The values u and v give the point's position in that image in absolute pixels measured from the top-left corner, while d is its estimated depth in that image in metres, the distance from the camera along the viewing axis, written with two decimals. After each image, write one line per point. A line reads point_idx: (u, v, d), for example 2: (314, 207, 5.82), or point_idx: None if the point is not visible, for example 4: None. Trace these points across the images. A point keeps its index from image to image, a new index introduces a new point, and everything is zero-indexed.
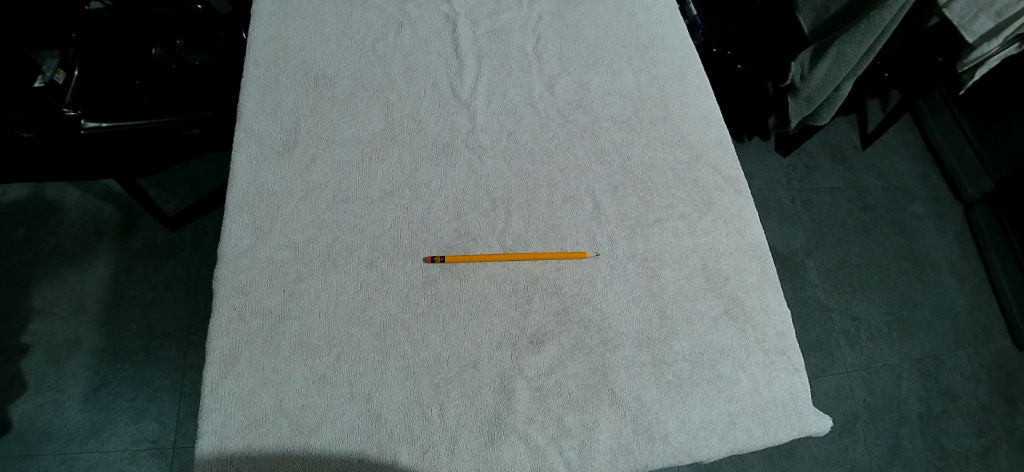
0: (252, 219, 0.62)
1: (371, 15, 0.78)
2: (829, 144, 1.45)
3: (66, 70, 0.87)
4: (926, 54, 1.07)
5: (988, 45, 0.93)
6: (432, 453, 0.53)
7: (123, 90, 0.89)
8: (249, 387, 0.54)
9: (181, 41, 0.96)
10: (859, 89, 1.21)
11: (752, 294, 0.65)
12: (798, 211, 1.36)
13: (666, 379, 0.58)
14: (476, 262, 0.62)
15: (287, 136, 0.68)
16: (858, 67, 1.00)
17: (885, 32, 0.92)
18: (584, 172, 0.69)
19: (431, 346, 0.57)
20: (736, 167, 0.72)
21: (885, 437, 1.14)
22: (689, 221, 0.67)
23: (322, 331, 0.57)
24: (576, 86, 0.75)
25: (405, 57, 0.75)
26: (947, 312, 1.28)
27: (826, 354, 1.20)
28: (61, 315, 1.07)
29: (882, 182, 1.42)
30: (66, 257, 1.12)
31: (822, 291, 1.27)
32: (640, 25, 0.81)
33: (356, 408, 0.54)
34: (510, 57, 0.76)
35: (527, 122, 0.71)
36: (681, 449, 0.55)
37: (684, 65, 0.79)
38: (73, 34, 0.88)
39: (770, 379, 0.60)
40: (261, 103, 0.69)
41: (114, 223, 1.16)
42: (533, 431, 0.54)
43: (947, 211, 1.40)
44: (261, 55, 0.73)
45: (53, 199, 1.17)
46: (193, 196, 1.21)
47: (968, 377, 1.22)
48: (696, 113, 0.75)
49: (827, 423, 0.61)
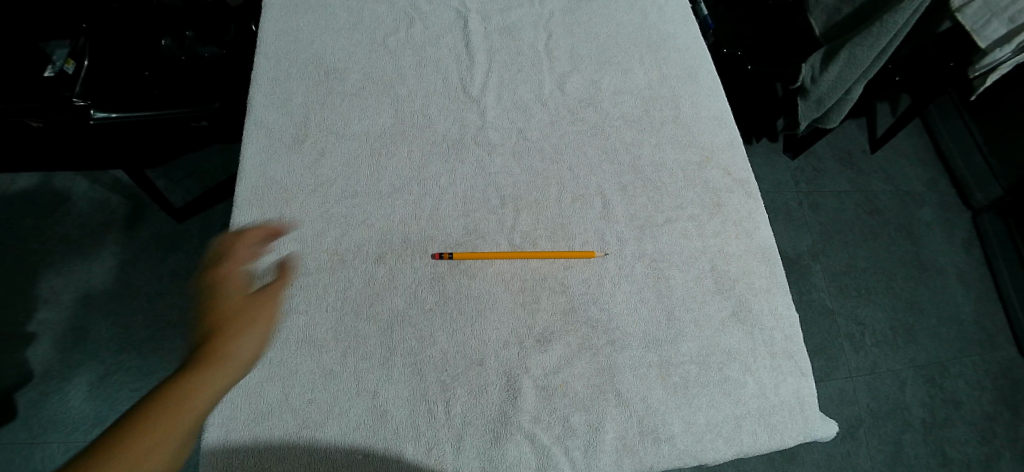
0: (261, 213, 0.62)
1: (382, 8, 0.77)
2: (838, 147, 1.44)
3: (76, 60, 0.86)
4: (938, 58, 1.06)
5: (1000, 51, 0.91)
6: (438, 450, 0.53)
7: (132, 82, 0.90)
8: (256, 380, 0.54)
9: (191, 32, 0.96)
10: (870, 93, 1.20)
11: (760, 297, 0.64)
12: (805, 214, 1.35)
13: (673, 381, 0.58)
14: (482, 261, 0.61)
15: (297, 129, 0.68)
16: (868, 69, 0.98)
17: (898, 35, 0.90)
18: (593, 171, 0.68)
19: (438, 344, 0.57)
20: (747, 169, 0.72)
21: (888, 443, 1.13)
22: (698, 222, 0.67)
23: (329, 326, 0.57)
24: (587, 84, 0.74)
25: (416, 52, 0.74)
26: (953, 318, 1.27)
27: (831, 358, 1.20)
28: (68, 304, 1.08)
29: (891, 187, 1.41)
30: (73, 246, 1.13)
31: (827, 294, 1.26)
32: (652, 24, 0.81)
33: (362, 404, 0.54)
34: (521, 54, 0.76)
35: (537, 120, 0.71)
36: (685, 451, 0.55)
37: (696, 64, 0.78)
38: (83, 24, 0.87)
39: (778, 383, 0.60)
40: (272, 95, 0.69)
41: (122, 214, 1.17)
42: (539, 430, 0.54)
43: (955, 217, 1.39)
44: (271, 48, 0.73)
45: (62, 189, 1.18)
46: (199, 188, 1.21)
47: (973, 384, 1.21)
48: (707, 113, 0.74)
49: (834, 429, 0.60)
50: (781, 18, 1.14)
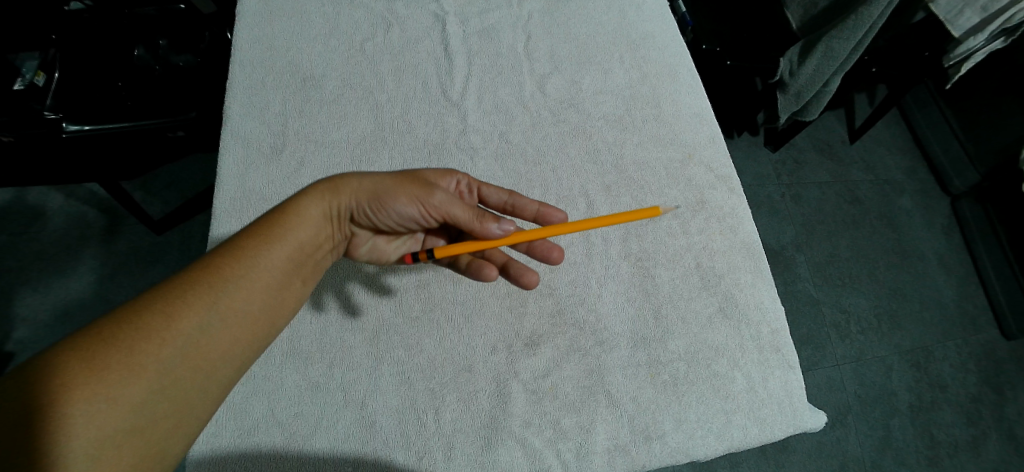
0: (241, 225, 0.61)
1: (358, 14, 0.76)
2: (819, 139, 1.46)
3: (46, 71, 0.83)
4: (912, 49, 1.07)
5: (974, 40, 0.91)
6: (429, 458, 0.52)
7: (106, 93, 0.85)
8: (242, 396, 0.54)
9: (164, 41, 0.92)
10: (847, 84, 1.21)
11: (745, 292, 0.64)
12: (788, 206, 1.37)
13: (662, 379, 0.58)
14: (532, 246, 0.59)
15: (275, 139, 0.67)
16: (846, 62, 1.00)
17: (874, 27, 0.91)
18: (577, 172, 0.69)
19: (425, 352, 0.57)
20: (728, 164, 0.72)
21: (876, 428, 1.15)
22: (682, 220, 0.67)
23: (314, 337, 0.57)
24: (568, 85, 0.74)
25: (395, 57, 0.74)
26: (936, 302, 1.30)
27: (818, 347, 1.21)
28: (45, 322, 1.05)
29: (871, 176, 1.43)
30: (49, 263, 1.10)
31: (812, 285, 1.28)
32: (631, 22, 0.81)
33: (350, 415, 0.54)
34: (500, 56, 0.75)
35: (518, 122, 0.71)
36: (678, 449, 0.56)
37: (675, 62, 0.78)
38: (53, 35, 0.84)
39: (766, 378, 0.61)
40: (248, 105, 0.69)
41: (99, 227, 1.14)
42: (530, 434, 0.54)
43: (934, 204, 1.42)
44: (247, 57, 0.72)
45: (36, 204, 1.14)
46: (179, 199, 1.18)
47: (957, 367, 1.24)
48: (688, 110, 0.75)
49: (823, 419, 0.61)
50: (757, 13, 1.16)
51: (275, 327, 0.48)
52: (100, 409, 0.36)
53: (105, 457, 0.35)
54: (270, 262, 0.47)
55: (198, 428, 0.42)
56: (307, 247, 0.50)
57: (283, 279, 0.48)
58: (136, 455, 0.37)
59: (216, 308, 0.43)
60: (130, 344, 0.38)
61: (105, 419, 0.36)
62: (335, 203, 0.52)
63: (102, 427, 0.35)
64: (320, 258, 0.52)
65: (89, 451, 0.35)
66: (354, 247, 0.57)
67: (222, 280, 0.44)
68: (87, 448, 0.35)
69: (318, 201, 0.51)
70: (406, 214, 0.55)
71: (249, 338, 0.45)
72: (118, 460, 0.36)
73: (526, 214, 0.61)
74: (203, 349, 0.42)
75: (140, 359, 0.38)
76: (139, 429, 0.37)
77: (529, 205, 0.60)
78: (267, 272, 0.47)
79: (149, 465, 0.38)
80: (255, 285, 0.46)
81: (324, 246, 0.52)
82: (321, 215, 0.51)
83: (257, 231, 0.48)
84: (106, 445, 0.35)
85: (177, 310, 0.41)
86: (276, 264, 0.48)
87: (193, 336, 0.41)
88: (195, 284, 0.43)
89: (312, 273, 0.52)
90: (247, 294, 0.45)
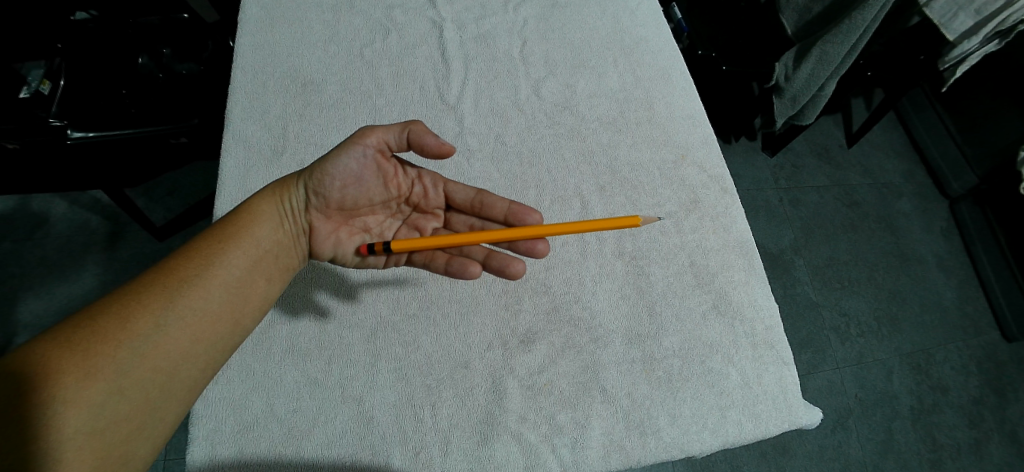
0: None
1: (358, 20, 0.78)
2: (815, 142, 1.47)
3: (52, 80, 0.83)
4: (908, 52, 1.09)
5: (968, 43, 0.92)
6: (426, 454, 0.53)
7: (110, 100, 0.87)
8: (239, 392, 0.55)
9: (168, 50, 0.94)
10: (842, 89, 1.22)
11: (739, 289, 0.65)
12: (786, 209, 1.38)
13: (657, 375, 0.59)
14: (512, 243, 0.60)
15: (275, 142, 0.68)
16: (839, 67, 1.01)
17: (867, 31, 0.93)
18: (571, 173, 0.70)
19: (421, 349, 0.58)
20: (722, 166, 0.73)
21: (877, 432, 1.15)
22: (676, 220, 0.68)
23: (313, 335, 0.58)
24: (563, 88, 0.76)
25: (393, 62, 0.75)
26: (935, 304, 1.30)
27: (817, 350, 1.22)
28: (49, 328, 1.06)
29: (868, 179, 1.44)
30: (53, 269, 1.11)
31: (812, 288, 1.28)
32: (625, 27, 0.82)
33: (348, 411, 0.54)
34: (497, 61, 0.77)
35: (514, 124, 0.72)
36: (672, 444, 0.56)
37: (669, 66, 0.80)
38: (59, 44, 0.86)
39: (760, 374, 0.61)
40: (250, 109, 0.70)
41: (102, 234, 1.15)
42: (526, 430, 0.55)
43: (931, 206, 1.42)
44: (248, 63, 0.73)
45: (40, 211, 1.16)
46: (181, 206, 1.20)
47: (958, 370, 1.24)
48: (682, 113, 0.76)
49: (818, 416, 0.62)
50: (750, 18, 1.17)
51: (235, 327, 0.51)
52: (59, 411, 0.40)
53: (67, 454, 0.39)
54: (221, 266, 0.51)
55: (162, 427, 0.46)
56: (259, 248, 0.54)
57: (239, 282, 0.52)
58: (97, 454, 0.41)
59: (169, 312, 0.47)
60: (84, 347, 0.42)
61: (65, 420, 0.40)
62: (285, 198, 0.57)
63: (63, 427, 0.39)
64: (278, 257, 0.56)
65: (51, 452, 0.39)
66: (318, 241, 0.58)
67: (176, 286, 0.48)
68: (49, 447, 0.39)
69: (267, 200, 0.56)
70: (351, 172, 0.56)
71: (207, 338, 0.48)
72: (79, 459, 0.40)
73: (497, 211, 0.62)
74: (160, 350, 0.45)
75: (96, 363, 0.42)
76: (99, 429, 0.41)
77: (498, 203, 0.62)
78: (219, 275, 0.50)
79: (114, 462, 0.42)
80: (207, 288, 0.49)
81: (279, 244, 0.55)
82: (270, 212, 0.55)
83: (209, 237, 0.52)
84: (67, 443, 0.40)
85: (130, 316, 0.45)
86: (228, 267, 0.51)
87: (147, 338, 0.45)
88: (152, 290, 0.47)
89: (277, 276, 0.55)
90: (200, 297, 0.49)
